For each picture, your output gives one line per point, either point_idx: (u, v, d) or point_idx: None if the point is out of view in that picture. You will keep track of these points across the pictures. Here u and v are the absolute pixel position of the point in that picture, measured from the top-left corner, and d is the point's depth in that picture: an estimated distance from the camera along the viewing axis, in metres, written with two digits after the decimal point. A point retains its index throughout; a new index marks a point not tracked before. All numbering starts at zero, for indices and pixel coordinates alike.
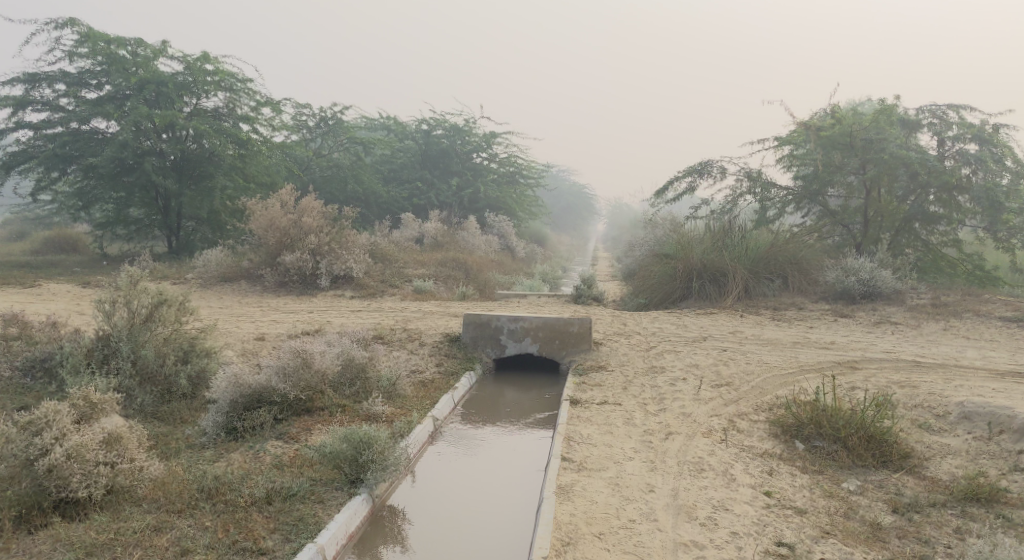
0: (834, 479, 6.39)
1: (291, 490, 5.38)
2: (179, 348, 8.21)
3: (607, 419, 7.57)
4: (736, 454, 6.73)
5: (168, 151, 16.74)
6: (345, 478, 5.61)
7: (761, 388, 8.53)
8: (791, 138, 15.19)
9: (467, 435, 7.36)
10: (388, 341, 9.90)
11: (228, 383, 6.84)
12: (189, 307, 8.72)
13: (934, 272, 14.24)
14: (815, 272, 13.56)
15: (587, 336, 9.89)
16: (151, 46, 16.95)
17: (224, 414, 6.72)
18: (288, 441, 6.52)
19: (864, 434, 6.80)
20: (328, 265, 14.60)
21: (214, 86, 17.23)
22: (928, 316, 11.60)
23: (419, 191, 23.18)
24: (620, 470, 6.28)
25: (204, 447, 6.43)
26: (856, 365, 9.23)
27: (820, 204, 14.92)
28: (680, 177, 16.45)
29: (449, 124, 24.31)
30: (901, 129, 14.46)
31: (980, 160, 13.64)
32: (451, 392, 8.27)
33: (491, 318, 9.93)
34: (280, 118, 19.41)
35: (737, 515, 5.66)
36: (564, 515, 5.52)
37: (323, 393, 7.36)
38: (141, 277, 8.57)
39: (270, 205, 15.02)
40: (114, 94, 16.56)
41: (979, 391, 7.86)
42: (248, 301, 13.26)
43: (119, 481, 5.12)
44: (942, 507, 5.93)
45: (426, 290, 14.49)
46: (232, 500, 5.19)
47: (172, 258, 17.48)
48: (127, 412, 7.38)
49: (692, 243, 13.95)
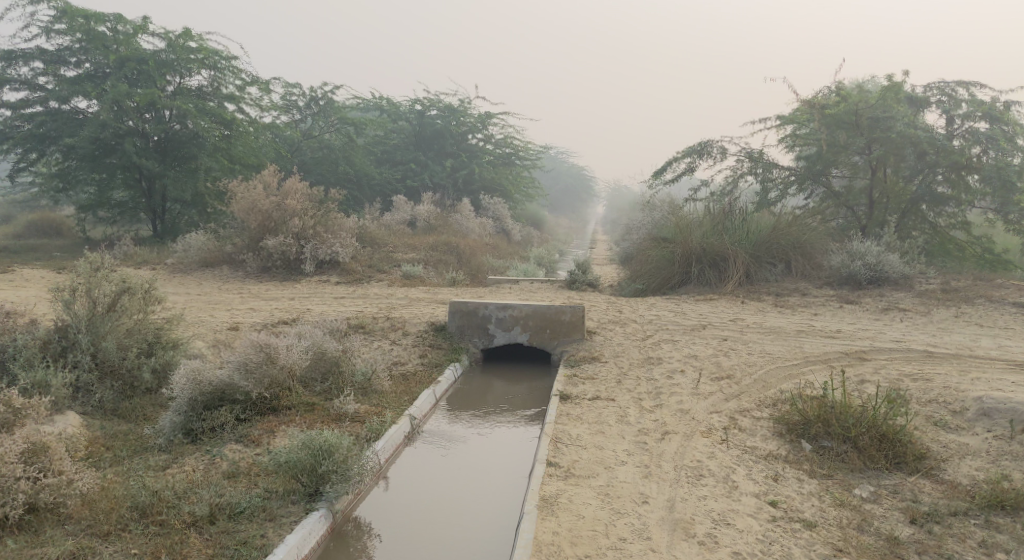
0: (845, 484, 5.85)
1: (238, 507, 4.89)
2: (143, 340, 7.61)
3: (599, 417, 7.01)
4: (738, 457, 6.20)
5: (151, 131, 16.07)
6: (303, 490, 5.10)
7: (764, 381, 7.97)
8: (794, 117, 14.52)
9: (447, 435, 6.81)
10: (369, 331, 9.29)
11: (187, 380, 6.29)
12: (156, 295, 8.09)
13: (942, 255, 13.68)
14: (819, 255, 12.98)
15: (580, 325, 9.32)
16: (131, 22, 16.19)
17: (182, 414, 6.20)
18: (248, 444, 6.00)
19: (876, 433, 6.24)
20: (313, 249, 13.96)
21: (198, 64, 16.48)
22: (938, 302, 11.05)
23: (412, 172, 22.63)
24: (611, 477, 5.74)
25: (159, 451, 5.93)
26: (865, 356, 8.66)
27: (823, 185, 14.32)
28: (679, 157, 15.85)
29: (443, 104, 23.60)
30: (909, 106, 13.78)
31: (992, 139, 13.11)
32: (433, 387, 7.69)
33: (477, 307, 9.37)
34: (267, 97, 18.74)
35: (740, 531, 5.12)
36: (545, 533, 4.98)
37: (291, 390, 6.81)
38: (103, 263, 7.90)
39: (251, 185, 14.39)
40: (93, 72, 15.92)
41: (998, 385, 7.30)
42: (228, 287, 12.68)
43: (42, 498, 4.68)
44: (964, 517, 5.39)
45: (415, 275, 13.90)
46: (168, 521, 4.71)
47: (156, 241, 16.85)
48: (85, 411, 6.86)
49: (691, 227, 13.37)
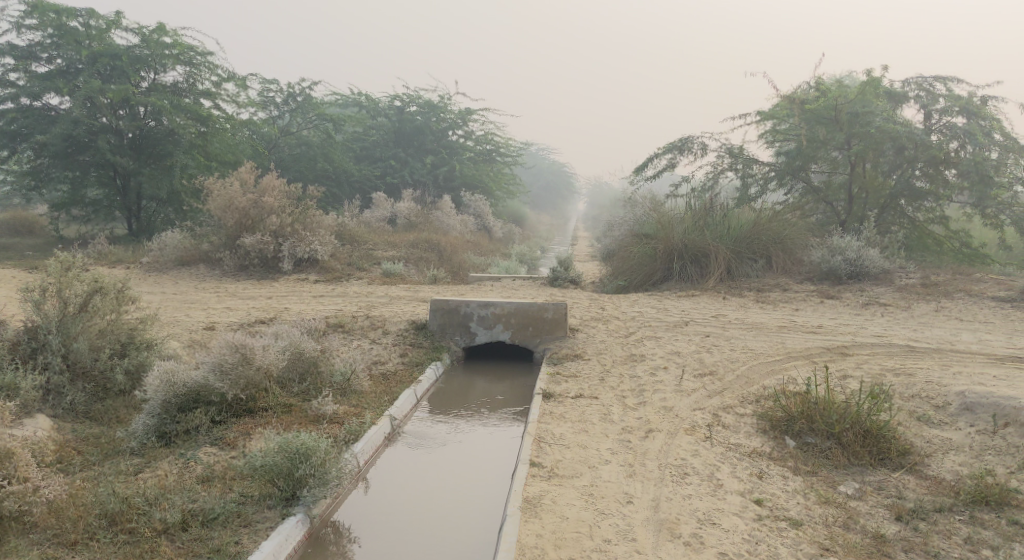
0: (830, 481, 5.81)
1: (212, 512, 4.76)
2: (115, 341, 7.42)
3: (583, 415, 6.93)
4: (723, 455, 6.13)
5: (125, 128, 15.77)
6: (279, 495, 4.97)
7: (746, 377, 7.93)
8: (774, 112, 14.50)
9: (428, 436, 6.70)
10: (349, 330, 9.15)
11: (160, 382, 6.12)
12: (129, 294, 7.88)
13: (920, 249, 13.80)
14: (800, 251, 12.99)
15: (563, 322, 9.24)
16: (104, 17, 15.87)
17: (155, 416, 6.04)
18: (223, 447, 5.86)
19: (860, 429, 6.20)
20: (291, 247, 13.76)
21: (173, 59, 16.15)
22: (918, 297, 11.08)
23: (392, 169, 22.48)
24: (595, 477, 5.66)
25: (131, 455, 5.77)
26: (847, 351, 8.64)
27: (803, 180, 14.34)
28: (660, 153, 15.82)
29: (423, 100, 23.41)
30: (888, 102, 13.77)
31: (970, 134, 12.90)
32: (414, 387, 7.57)
33: (459, 305, 9.26)
34: (244, 94, 18.47)
35: (726, 531, 5.06)
36: (529, 536, 4.89)
37: (268, 392, 6.65)
38: (75, 262, 7.68)
39: (227, 182, 14.15)
40: (65, 68, 15.58)
41: (980, 380, 7.29)
42: (205, 286, 12.48)
43: (7, 507, 4.54)
44: (949, 513, 5.36)
45: (395, 273, 13.74)
46: (138, 529, 4.58)
47: (131, 240, 16.56)
48: (55, 413, 6.66)
49: (673, 222, 13.34)
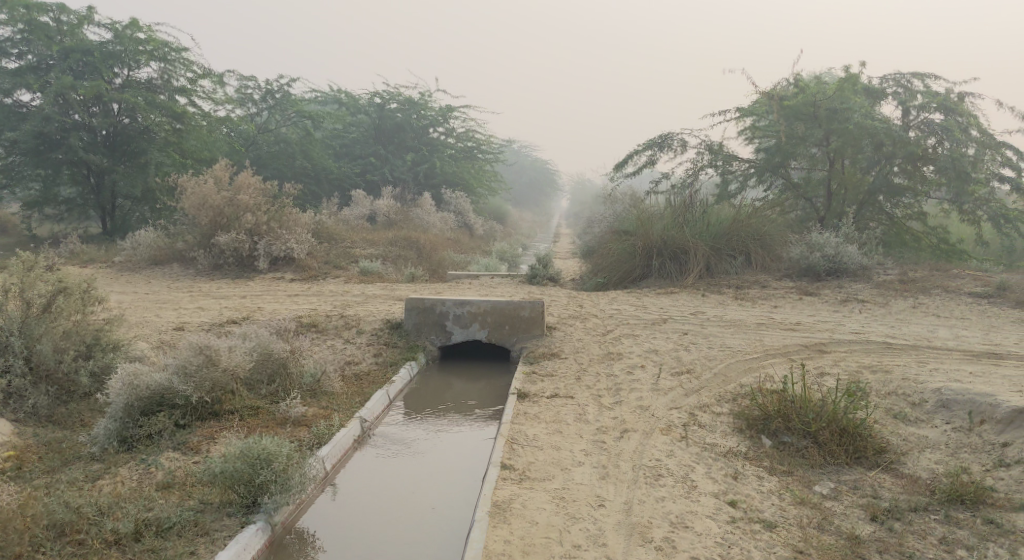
0: (805, 481, 5.74)
1: (167, 522, 4.66)
2: (80, 343, 7.18)
3: (557, 415, 6.83)
4: (698, 455, 6.05)
5: (99, 125, 15.47)
6: (239, 502, 4.86)
7: (723, 375, 7.86)
8: (754, 109, 14.43)
9: (400, 438, 6.57)
10: (322, 330, 8.98)
11: (123, 384, 5.96)
12: (96, 294, 7.68)
13: (899, 246, 13.83)
14: (778, 247, 12.95)
15: (539, 321, 9.12)
16: (75, 12, 15.54)
17: (118, 420, 5.86)
18: (186, 452, 5.71)
19: (837, 428, 6.13)
20: (266, 245, 13.53)
21: (147, 56, 15.82)
22: (896, 293, 11.07)
23: (372, 166, 22.24)
24: (567, 479, 5.57)
25: (92, 460, 5.60)
26: (824, 348, 8.59)
27: (782, 178, 14.26)
28: (640, 150, 15.73)
29: (403, 97, 23.19)
30: (866, 98, 13.75)
31: (947, 130, 13.07)
32: (387, 387, 7.43)
33: (435, 303, 9.11)
34: (220, 90, 18.19)
35: (698, 534, 4.98)
36: (496, 542, 4.78)
37: (234, 394, 6.49)
38: (38, 262, 7.49)
39: (201, 180, 13.90)
40: (36, 64, 15.27)
41: (956, 377, 7.26)
42: (178, 286, 12.24)
43: None
44: (924, 512, 5.30)
45: (373, 272, 13.56)
46: (88, 540, 4.48)
47: (104, 239, 16.24)
48: (16, 417, 6.46)
49: (653, 219, 13.25)
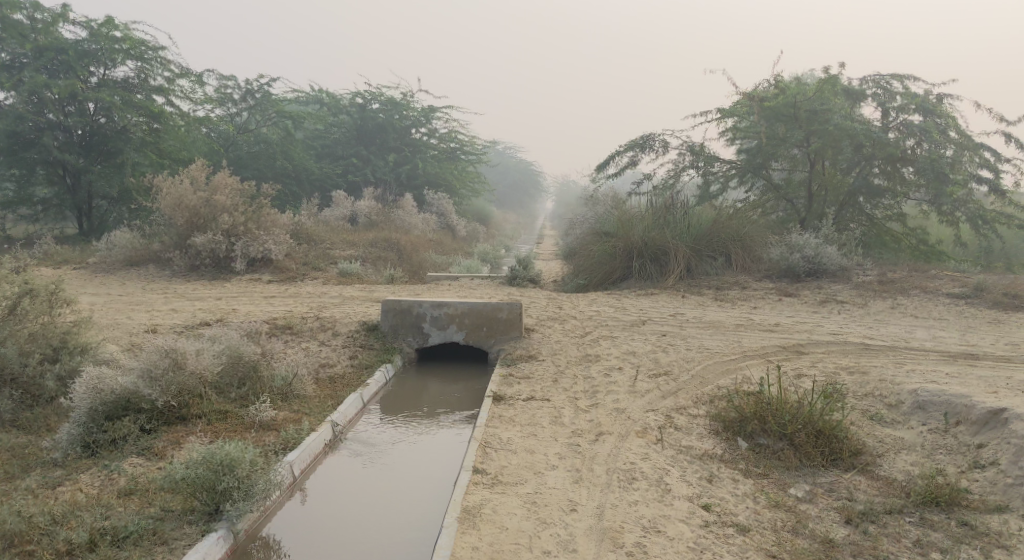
0: (780, 483, 5.69)
1: (123, 531, 4.56)
2: (47, 346, 6.96)
3: (532, 418, 6.74)
4: (673, 458, 5.99)
5: (74, 124, 15.21)
6: (201, 509, 4.76)
7: (701, 377, 7.81)
8: (734, 110, 14.39)
9: (373, 442, 6.46)
10: (297, 332, 8.85)
11: (85, 388, 5.83)
12: (64, 296, 7.52)
13: (878, 246, 13.88)
14: (759, 248, 12.92)
15: (517, 322, 9.02)
16: (49, 10, 15.26)
17: (81, 425, 5.74)
18: (150, 458, 5.59)
19: (813, 430, 6.08)
20: (244, 246, 13.36)
21: (122, 55, 15.57)
22: (875, 294, 11.08)
23: (354, 167, 22.07)
24: (540, 483, 5.49)
25: (53, 467, 5.47)
26: (802, 349, 8.57)
27: (763, 178, 14.42)
28: (622, 150, 15.70)
29: (385, 97, 22.99)
30: (846, 99, 13.63)
31: (925, 131, 13.07)
32: (361, 390, 7.30)
33: (411, 305, 9.00)
34: (199, 90, 17.95)
35: (671, 538, 4.91)
36: (463, 549, 4.69)
37: (202, 397, 6.35)
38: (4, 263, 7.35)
39: (177, 180, 13.68)
40: (9, 62, 14.99)
41: (933, 378, 7.25)
42: (153, 288, 12.04)
43: None
44: (899, 515, 5.26)
45: (352, 273, 13.44)
46: (40, 550, 4.38)
47: (80, 240, 15.97)
48: None
49: (633, 220, 13.20)
